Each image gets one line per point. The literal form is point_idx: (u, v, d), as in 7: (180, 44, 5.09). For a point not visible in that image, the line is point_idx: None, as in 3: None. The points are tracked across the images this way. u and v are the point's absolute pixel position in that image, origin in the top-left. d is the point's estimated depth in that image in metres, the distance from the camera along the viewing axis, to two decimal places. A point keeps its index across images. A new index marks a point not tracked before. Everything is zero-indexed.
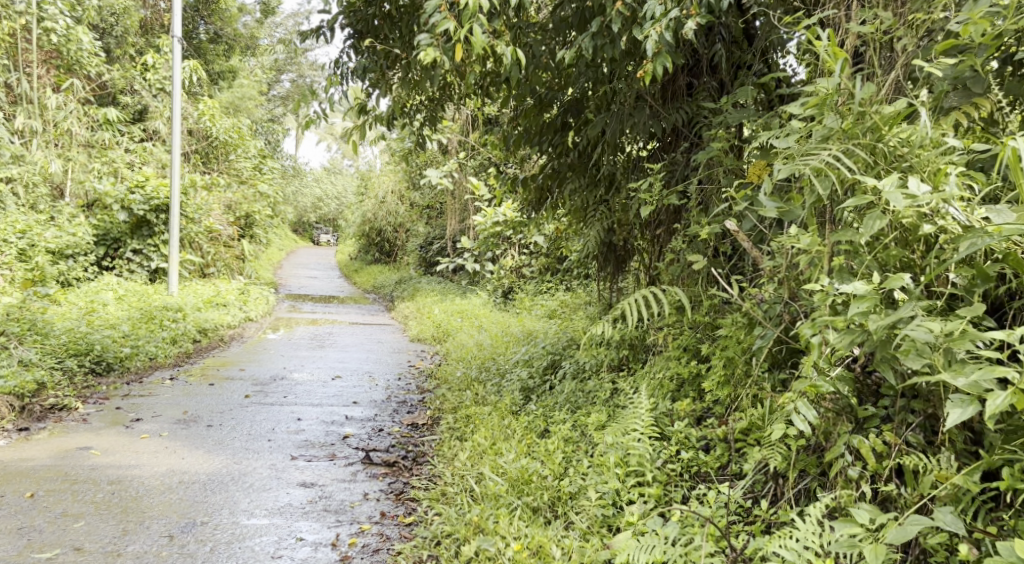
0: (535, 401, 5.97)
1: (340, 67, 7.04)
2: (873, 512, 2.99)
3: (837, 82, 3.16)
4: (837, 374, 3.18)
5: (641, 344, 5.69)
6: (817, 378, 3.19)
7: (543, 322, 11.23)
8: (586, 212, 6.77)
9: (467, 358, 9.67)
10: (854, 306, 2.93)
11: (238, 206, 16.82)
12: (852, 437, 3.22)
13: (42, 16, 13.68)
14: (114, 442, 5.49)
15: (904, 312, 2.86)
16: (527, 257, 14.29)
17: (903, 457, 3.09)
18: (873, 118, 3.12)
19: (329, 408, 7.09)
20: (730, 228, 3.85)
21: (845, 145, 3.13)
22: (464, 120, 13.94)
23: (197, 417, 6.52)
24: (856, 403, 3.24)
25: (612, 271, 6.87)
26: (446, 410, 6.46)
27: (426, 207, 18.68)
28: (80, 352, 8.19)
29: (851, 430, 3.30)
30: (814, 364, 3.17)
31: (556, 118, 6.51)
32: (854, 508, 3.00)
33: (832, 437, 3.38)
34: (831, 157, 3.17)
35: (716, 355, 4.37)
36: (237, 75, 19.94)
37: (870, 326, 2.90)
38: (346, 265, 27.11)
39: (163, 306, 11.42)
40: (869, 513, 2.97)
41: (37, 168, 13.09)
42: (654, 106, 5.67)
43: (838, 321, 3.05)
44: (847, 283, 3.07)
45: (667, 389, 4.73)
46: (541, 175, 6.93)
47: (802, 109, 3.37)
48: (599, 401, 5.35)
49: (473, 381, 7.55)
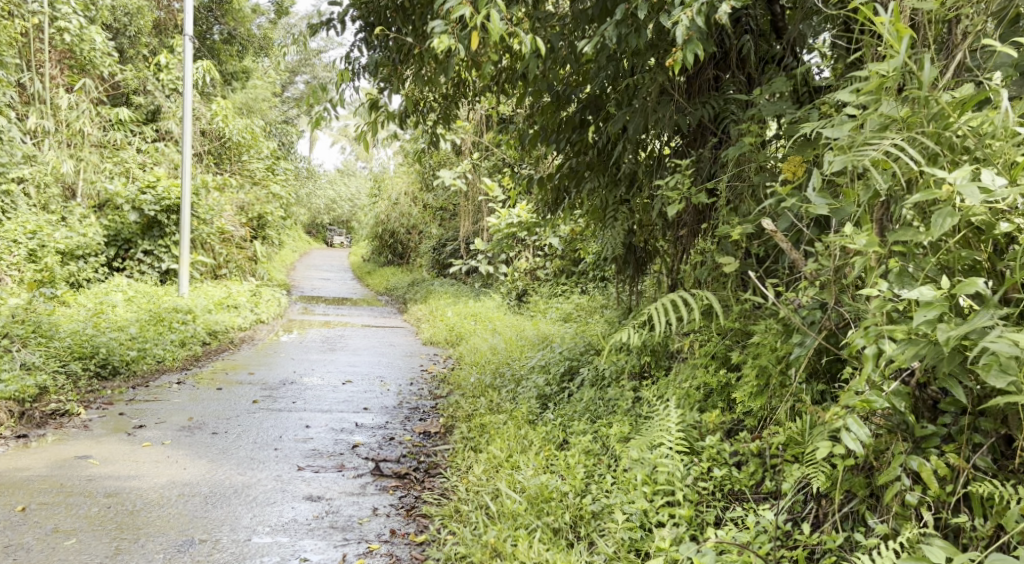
0: (552, 410, 5.73)
1: (352, 62, 6.80)
2: (946, 549, 2.84)
3: (904, 62, 2.87)
4: (892, 390, 2.99)
5: (665, 351, 5.47)
6: (869, 392, 3.01)
7: (558, 326, 10.99)
8: (605, 213, 6.53)
9: (481, 362, 9.42)
10: (921, 315, 2.75)
11: (251, 207, 16.64)
12: (910, 460, 3.05)
13: (55, 16, 13.58)
14: (115, 451, 5.27)
15: (982, 321, 2.68)
16: (542, 259, 14.06)
17: (975, 485, 2.92)
18: (940, 104, 2.89)
19: (339, 414, 6.86)
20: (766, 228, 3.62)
21: (908, 134, 2.91)
22: (479, 121, 13.73)
23: (203, 423, 6.30)
24: (914, 421, 3.06)
25: (632, 274, 6.62)
26: (459, 418, 6.21)
27: (440, 209, 18.47)
28: (85, 356, 7.98)
29: (909, 450, 3.13)
30: (867, 376, 2.98)
31: (575, 114, 6.30)
32: (927, 547, 2.84)
33: (885, 456, 3.20)
34: (891, 147, 2.95)
35: (748, 364, 4.14)
36: (250, 76, 19.77)
37: (941, 338, 2.70)
38: (360, 266, 26.92)
39: (172, 308, 11.22)
40: (944, 551, 2.82)
41: (49, 169, 12.93)
42: (678, 102, 5.47)
43: (900, 330, 2.89)
44: (909, 289, 2.88)
45: (694, 400, 4.50)
46: (558, 174, 6.68)
47: (854, 94, 3.14)
48: (621, 411, 5.10)
49: (488, 387, 7.29)
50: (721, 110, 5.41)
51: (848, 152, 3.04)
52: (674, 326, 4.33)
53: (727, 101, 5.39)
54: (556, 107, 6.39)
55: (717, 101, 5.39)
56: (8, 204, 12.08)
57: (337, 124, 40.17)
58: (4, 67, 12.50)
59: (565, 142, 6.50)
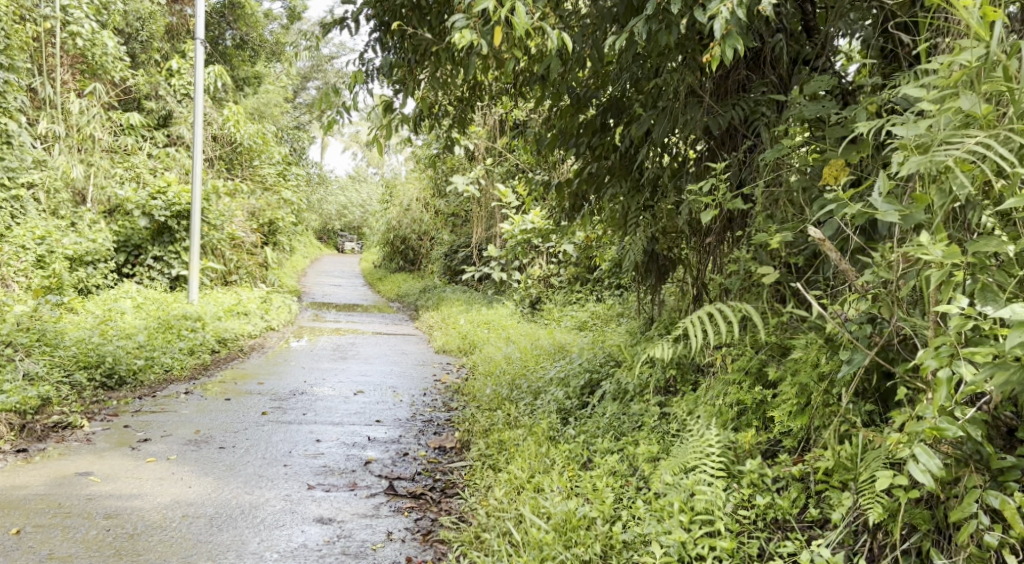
0: (573, 425, 5.51)
1: (366, 63, 6.58)
2: None
3: (993, 52, 2.93)
4: (966, 419, 3.00)
5: (692, 366, 5.26)
6: (942, 420, 2.97)
7: (573, 335, 10.76)
8: (626, 220, 6.29)
9: (495, 373, 9.17)
10: (1015, 336, 2.69)
11: (262, 213, 16.46)
12: (989, 495, 3.04)
13: (67, 21, 13.48)
14: (118, 466, 5.06)
15: None
16: (556, 266, 13.83)
17: None
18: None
19: (351, 428, 6.64)
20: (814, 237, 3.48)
21: (993, 132, 2.94)
22: (492, 126, 13.52)
23: (210, 437, 6.08)
24: (992, 452, 3.05)
25: (654, 282, 6.39)
26: (476, 432, 5.99)
27: (452, 215, 18.27)
28: (90, 365, 7.78)
29: (986, 483, 3.11)
30: (940, 406, 2.96)
31: (596, 117, 6.13)
32: None
33: (957, 489, 3.18)
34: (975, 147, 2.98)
35: (787, 382, 3.97)
36: (262, 81, 19.61)
37: None
38: (370, 273, 26.69)
39: (182, 315, 11.01)
40: None
41: (59, 173, 12.76)
42: (708, 103, 5.32)
43: (981, 353, 2.87)
44: (994, 307, 2.87)
45: (727, 418, 4.28)
46: (577, 180, 6.46)
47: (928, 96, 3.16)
48: (647, 427, 4.91)
49: (505, 400, 7.03)
50: (751, 112, 5.23)
51: (928, 154, 3.05)
52: (709, 342, 4.17)
53: (757, 103, 5.22)
54: (576, 110, 6.20)
55: (747, 102, 5.22)
56: (18, 209, 11.92)
57: (348, 130, 39.97)
58: (15, 71, 12.36)
59: (585, 146, 6.31)
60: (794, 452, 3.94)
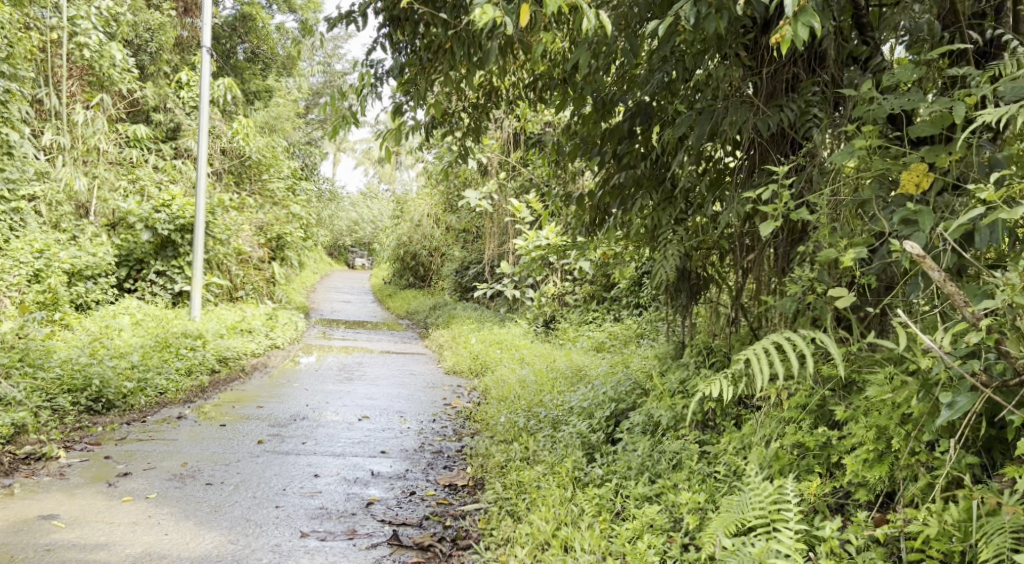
0: (600, 462, 4.98)
1: (374, 65, 6.04)
2: None
3: None
4: None
5: (734, 401, 4.80)
6: None
7: (591, 356, 10.18)
8: (657, 234, 5.77)
9: (508, 398, 8.56)
10: None
11: (270, 227, 15.94)
12: None
13: (74, 31, 13.05)
14: (88, 507, 4.55)
15: None
16: (571, 283, 13.22)
17: None
18: None
19: (352, 460, 6.07)
20: (915, 251, 3.07)
21: None
22: (506, 139, 12.99)
23: (198, 471, 5.51)
24: None
25: (685, 302, 5.91)
26: (491, 470, 5.44)
27: (463, 231, 17.72)
28: (75, 389, 7.22)
29: None
30: None
31: (622, 121, 5.62)
32: None
33: None
34: None
35: (858, 424, 3.56)
36: (273, 95, 19.14)
37: None
38: (379, 289, 26.13)
39: (181, 333, 10.46)
40: None
41: (62, 186, 12.30)
42: (755, 103, 4.82)
43: None
44: None
45: (785, 462, 3.81)
46: (601, 191, 5.96)
47: None
48: (687, 467, 4.41)
49: (521, 430, 6.44)
50: (803, 114, 4.71)
51: None
52: (770, 378, 3.72)
53: (810, 104, 4.70)
54: (600, 116, 5.72)
55: (798, 102, 4.71)
56: (17, 221, 11.45)
57: (360, 146, 39.45)
58: (18, 81, 11.92)
59: (612, 154, 5.82)
60: (864, 506, 3.55)
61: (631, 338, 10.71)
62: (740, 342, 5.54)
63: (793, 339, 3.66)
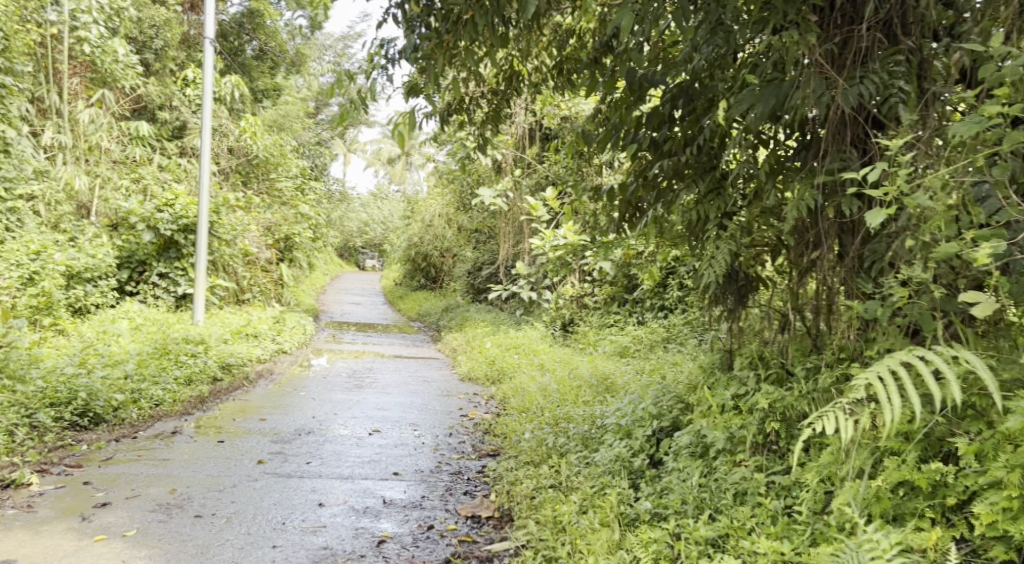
0: (647, 495, 4.47)
1: (386, 45, 5.40)
2: None
3: None
4: None
5: (798, 418, 4.55)
6: None
7: (616, 362, 9.53)
8: (703, 231, 5.15)
9: (530, 409, 7.90)
10: None
11: (278, 228, 15.28)
12: None
13: (75, 26, 12.39)
14: (51, 548, 4.13)
15: None
16: (591, 284, 12.51)
17: None
18: None
19: (360, 484, 5.45)
20: None
21: None
22: (521, 134, 12.41)
23: (187, 498, 4.92)
24: None
25: (732, 306, 5.29)
26: (519, 497, 4.91)
27: (475, 231, 17.04)
28: (59, 402, 6.56)
29: None
30: None
31: (662, 105, 5.07)
32: None
33: None
34: None
35: (996, 462, 3.30)
36: (282, 93, 18.51)
37: None
38: (391, 290, 25.52)
39: (183, 339, 9.82)
40: None
41: (61, 185, 11.72)
42: (830, 74, 4.13)
43: None
44: None
45: (887, 504, 3.50)
46: (636, 183, 5.32)
47: None
48: (751, 504, 4.00)
49: (551, 450, 5.76)
50: (885, 87, 4.02)
51: None
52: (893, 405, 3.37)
53: (893, 76, 4.02)
54: (634, 99, 5.10)
55: (880, 73, 4.02)
56: (14, 222, 10.84)
57: (371, 146, 38.82)
58: (15, 75, 11.34)
59: (648, 140, 5.20)
60: None
61: (658, 342, 10.07)
62: (799, 352, 4.99)
63: (932, 354, 3.36)
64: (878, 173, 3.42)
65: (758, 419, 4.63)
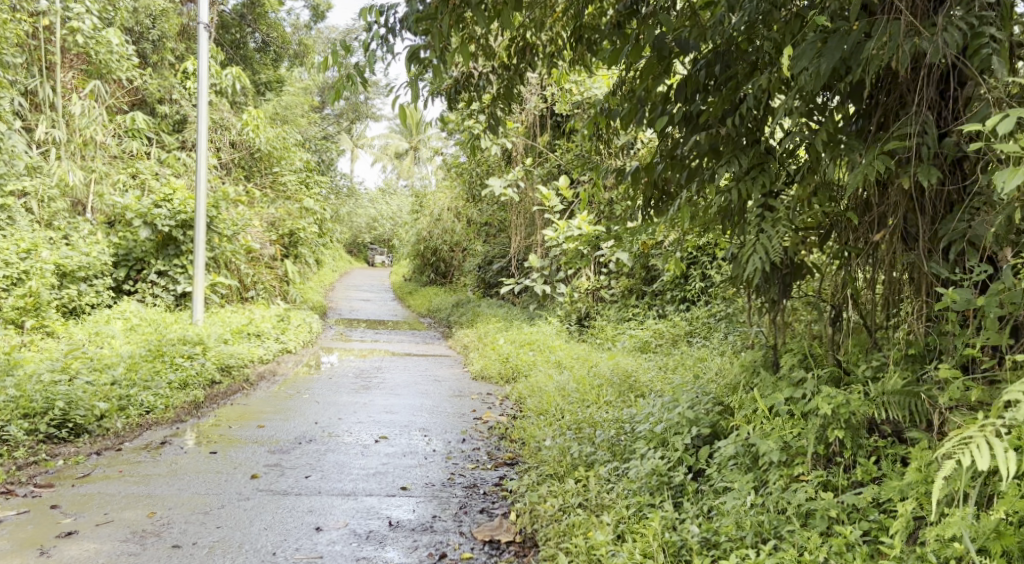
0: (695, 520, 4.07)
1: (384, 10, 4.80)
2: None
3: None
4: None
5: (865, 425, 4.01)
6: None
7: (636, 358, 8.95)
8: (742, 216, 4.51)
9: (548, 411, 7.31)
10: None
11: (281, 223, 14.51)
12: None
13: (67, 15, 11.78)
14: None
15: None
16: (607, 276, 11.88)
17: None
18: None
19: (364, 502, 4.88)
20: None
21: None
22: (532, 121, 11.79)
23: (167, 522, 4.39)
24: None
25: (778, 297, 4.55)
26: (542, 520, 4.41)
27: (485, 224, 16.37)
28: (33, 413, 5.99)
29: None
30: None
31: (696, 72, 4.42)
32: None
33: None
34: None
35: None
36: (284, 86, 17.93)
37: None
38: (400, 286, 24.92)
39: (179, 340, 9.22)
40: None
41: (54, 180, 11.17)
42: (906, 21, 3.53)
43: None
44: None
45: (1010, 541, 3.15)
46: (664, 163, 4.67)
47: None
48: (816, 539, 3.63)
49: (574, 461, 5.15)
50: (974, 36, 3.48)
51: None
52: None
53: (982, 21, 3.48)
54: (662, 66, 4.47)
55: (967, 19, 3.47)
56: (5, 221, 10.29)
57: (379, 141, 38.25)
58: (4, 67, 10.78)
59: (679, 114, 4.54)
60: None
61: (681, 336, 9.46)
62: (857, 348, 4.35)
63: None
64: (1012, 125, 2.96)
65: (817, 426, 4.09)
